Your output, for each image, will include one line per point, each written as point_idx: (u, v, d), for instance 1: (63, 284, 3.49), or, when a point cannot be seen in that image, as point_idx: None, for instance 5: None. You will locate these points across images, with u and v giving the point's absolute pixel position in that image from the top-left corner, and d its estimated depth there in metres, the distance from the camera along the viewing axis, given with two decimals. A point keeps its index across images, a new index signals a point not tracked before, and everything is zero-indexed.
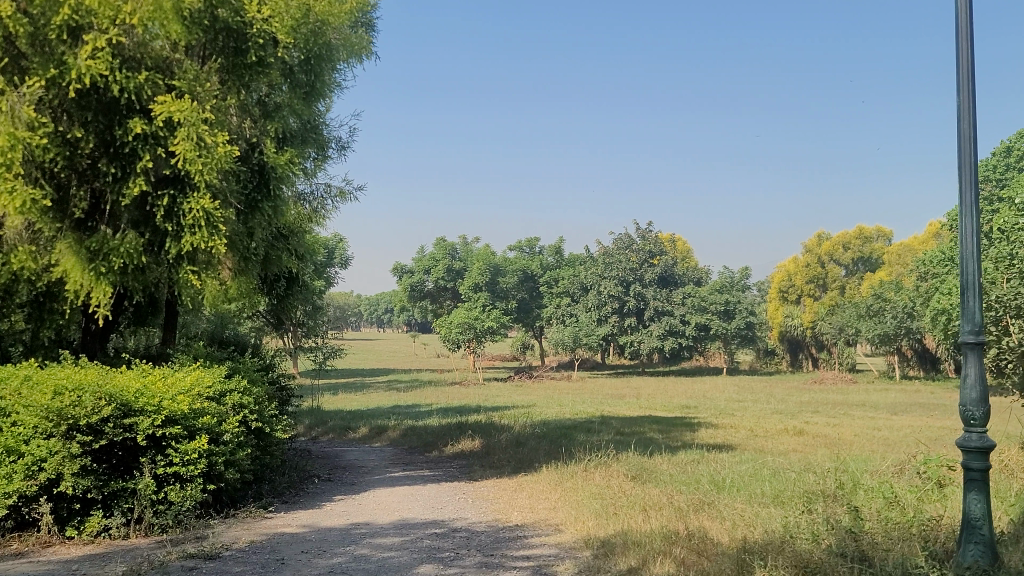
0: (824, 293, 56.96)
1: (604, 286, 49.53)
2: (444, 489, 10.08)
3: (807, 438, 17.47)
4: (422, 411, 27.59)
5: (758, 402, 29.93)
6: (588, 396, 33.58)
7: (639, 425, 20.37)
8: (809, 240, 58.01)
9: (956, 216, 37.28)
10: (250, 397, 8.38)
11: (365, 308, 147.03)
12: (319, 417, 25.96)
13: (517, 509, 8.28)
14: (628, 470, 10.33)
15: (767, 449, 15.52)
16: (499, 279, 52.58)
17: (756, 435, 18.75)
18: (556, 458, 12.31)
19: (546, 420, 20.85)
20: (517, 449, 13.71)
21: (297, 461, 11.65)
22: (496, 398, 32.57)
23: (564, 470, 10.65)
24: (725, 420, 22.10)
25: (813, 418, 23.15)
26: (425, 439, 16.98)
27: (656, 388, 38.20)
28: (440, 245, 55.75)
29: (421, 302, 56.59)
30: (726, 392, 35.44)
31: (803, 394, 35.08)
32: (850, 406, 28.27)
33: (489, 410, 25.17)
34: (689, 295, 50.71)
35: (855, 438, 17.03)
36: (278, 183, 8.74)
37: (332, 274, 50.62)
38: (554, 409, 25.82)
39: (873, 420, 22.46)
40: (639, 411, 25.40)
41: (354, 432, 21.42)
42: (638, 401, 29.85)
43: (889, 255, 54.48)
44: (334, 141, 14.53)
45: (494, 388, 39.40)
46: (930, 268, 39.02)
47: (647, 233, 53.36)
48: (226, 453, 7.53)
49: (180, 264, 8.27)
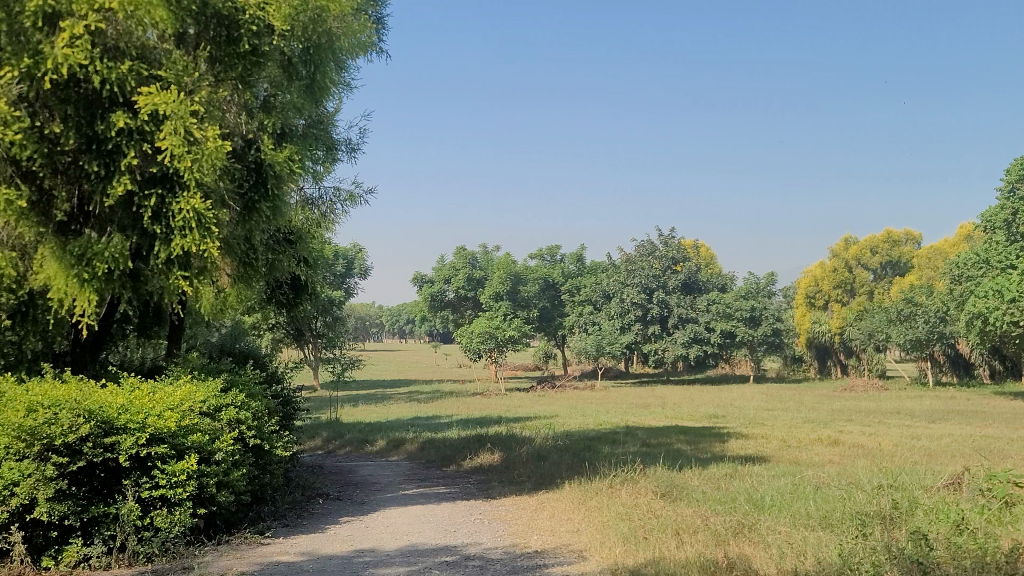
0: (852, 298, 55.73)
1: (627, 294, 48.75)
2: (458, 508, 9.42)
3: (843, 449, 16.67)
4: (442, 422, 26.97)
5: (787, 411, 29.05)
6: (613, 405, 32.83)
7: (665, 435, 19.60)
8: (835, 244, 56.80)
9: (989, 216, 36.13)
10: (248, 412, 7.78)
11: (388, 318, 146.96)
12: (337, 429, 25.41)
13: (537, 532, 7.62)
14: (657, 486, 9.60)
15: (801, 461, 14.75)
16: (520, 288, 52.04)
17: (789, 445, 17.93)
18: (580, 473, 11.62)
19: (568, 431, 20.15)
20: (538, 464, 13.00)
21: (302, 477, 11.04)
22: (518, 409, 31.93)
23: (588, 486, 9.96)
24: (755, 430, 21.26)
25: (847, 427, 22.26)
26: (443, 453, 16.33)
27: (682, 396, 37.34)
28: (460, 254, 55.23)
29: (442, 311, 56.08)
30: (754, 401, 34.49)
31: (834, 401, 34.06)
32: (884, 414, 27.29)
33: (510, 421, 24.53)
34: (714, 301, 49.69)
35: (894, 450, 16.19)
36: (276, 182, 8.17)
37: (352, 286, 50.63)
38: (577, 420, 25.11)
39: (910, 429, 21.52)
40: (665, 421, 24.63)
41: (372, 445, 20.85)
42: (663, 411, 29.09)
43: (918, 259, 53.15)
44: (344, 143, 13.99)
45: (515, 399, 38.71)
46: (963, 271, 37.88)
47: (670, 239, 52.45)
48: (218, 474, 6.93)
49: (171, 269, 7.71)
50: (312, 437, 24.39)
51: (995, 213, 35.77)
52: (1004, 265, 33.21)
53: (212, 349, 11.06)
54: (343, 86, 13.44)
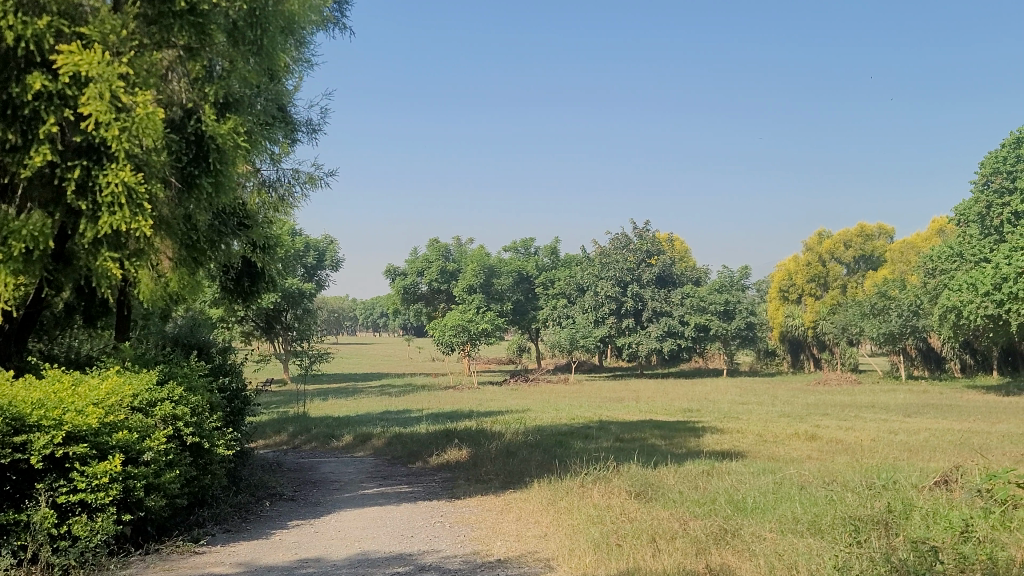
0: (825, 292, 55.62)
1: (602, 287, 48.30)
2: (418, 510, 8.80)
3: (821, 445, 16.28)
4: (411, 416, 26.34)
5: (762, 405, 28.72)
6: (587, 399, 32.35)
7: (639, 430, 19.08)
8: (809, 238, 56.55)
9: (962, 210, 36.06)
10: (187, 407, 7.11)
11: (361, 312, 145.52)
12: (302, 424, 24.65)
13: (501, 537, 7.01)
14: (631, 486, 9.02)
15: (779, 458, 14.30)
16: (494, 281, 51.55)
17: (766, 441, 17.46)
18: (549, 471, 11.04)
19: (540, 425, 19.58)
20: (507, 461, 12.39)
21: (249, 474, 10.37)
22: (490, 403, 31.37)
23: (557, 485, 9.38)
24: (730, 425, 20.83)
25: (823, 421, 21.87)
26: (410, 449, 15.67)
27: (656, 390, 36.92)
28: (433, 247, 54.49)
29: (415, 304, 55.31)
30: (728, 395, 34.12)
31: (809, 395, 33.81)
32: (859, 408, 27.00)
33: (480, 415, 23.92)
34: (688, 295, 49.32)
35: (873, 445, 15.79)
36: (218, 155, 7.49)
37: (323, 278, 49.96)
38: (549, 414, 24.56)
39: (887, 423, 21.17)
40: (640, 415, 24.15)
41: (338, 440, 20.14)
42: (637, 405, 28.66)
43: (890, 253, 53.14)
44: (303, 124, 13.27)
45: (488, 393, 38.09)
46: (937, 265, 37.83)
47: (644, 233, 52.02)
48: (150, 475, 6.27)
49: (99, 250, 7.00)
50: (276, 432, 23.64)
51: (968, 207, 35.68)
52: (977, 259, 33.11)
53: (164, 335, 10.42)
54: (298, 61, 12.71)
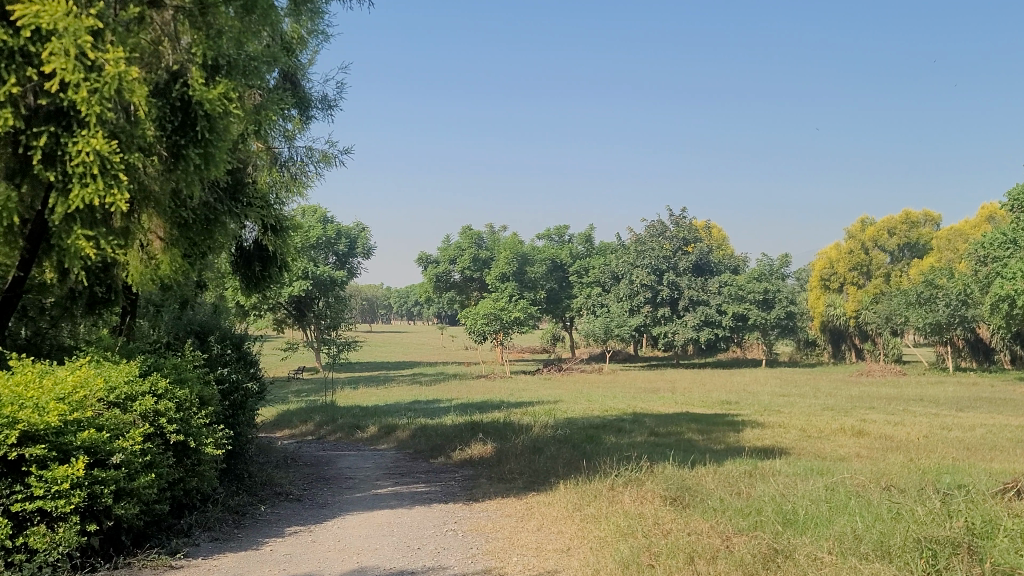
0: (868, 281, 53.99)
1: (637, 275, 47.46)
2: (431, 514, 8.06)
3: (870, 442, 15.37)
4: (440, 407, 25.74)
5: (803, 397, 27.67)
6: (621, 390, 31.49)
7: (675, 424, 18.21)
8: (851, 225, 54.82)
9: (1016, 194, 34.50)
10: (171, 402, 6.43)
11: (396, 300, 145.44)
12: (329, 413, 24.17)
13: (518, 550, 6.26)
14: (666, 489, 8.20)
15: (825, 456, 13.44)
16: (526, 269, 50.89)
17: (809, 436, 16.51)
18: (577, 470, 10.26)
19: (571, 418, 18.86)
20: (533, 458, 11.63)
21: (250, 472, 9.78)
22: (522, 393, 30.66)
23: (584, 488, 8.61)
24: (771, 418, 19.90)
25: (869, 415, 20.84)
26: (433, 443, 14.96)
27: (693, 381, 36.04)
28: (466, 234, 53.78)
29: (447, 293, 54.73)
30: (768, 386, 33.07)
31: (852, 388, 32.64)
32: (906, 401, 25.86)
33: (510, 406, 23.21)
34: (726, 283, 48.09)
35: (928, 443, 14.81)
36: (207, 121, 6.76)
37: (355, 267, 49.55)
38: (581, 405, 23.78)
39: (937, 418, 20.10)
40: (676, 407, 23.31)
41: (362, 431, 19.55)
42: (673, 396, 27.76)
43: (937, 241, 51.30)
44: (319, 100, 12.56)
45: (520, 382, 37.43)
46: (987, 253, 36.34)
47: (681, 220, 50.86)
48: (122, 478, 5.60)
49: (71, 226, 6.31)
50: (302, 422, 23.16)
51: (1023, 192, 34.14)
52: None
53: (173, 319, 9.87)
54: (311, 33, 12.14)
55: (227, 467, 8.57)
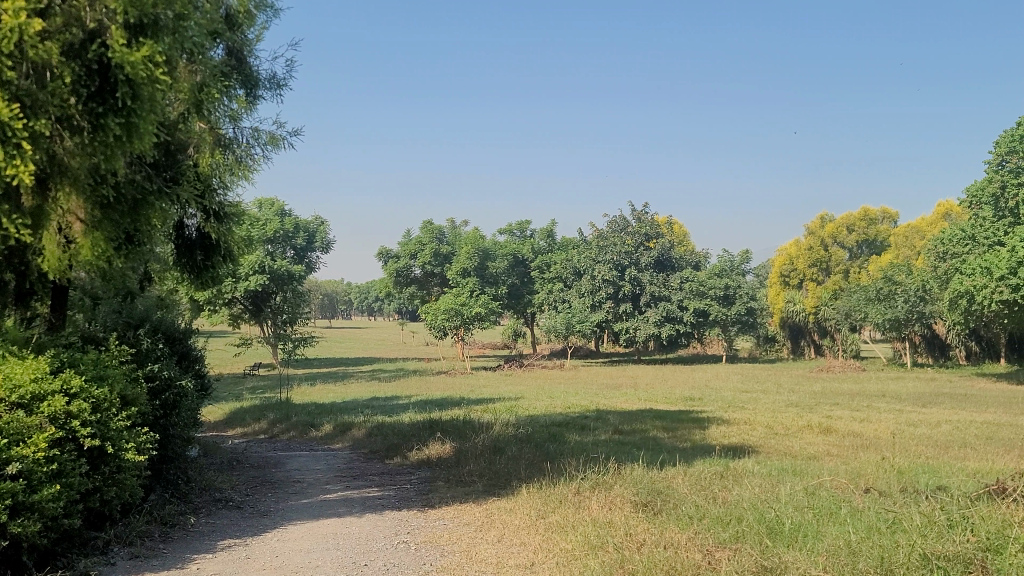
0: (827, 277, 54.14)
1: (598, 271, 47.03)
2: (382, 523, 7.42)
3: (839, 439, 15.06)
4: (398, 404, 25.02)
5: (766, 393, 27.42)
6: (583, 386, 31.00)
7: (639, 421, 17.71)
8: (811, 221, 54.92)
9: (975, 191, 34.62)
10: (88, 403, 5.69)
11: (357, 296, 143.85)
12: (283, 411, 23.32)
13: (477, 566, 5.68)
14: (637, 493, 7.67)
15: (794, 455, 13.06)
16: (488, 264, 50.27)
17: (776, 433, 16.15)
18: (542, 471, 9.69)
19: (533, 415, 18.28)
20: (493, 458, 11.03)
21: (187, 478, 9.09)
22: (483, 389, 30.04)
23: (549, 493, 8.04)
24: (737, 415, 19.52)
25: (835, 412, 20.56)
26: (390, 442, 14.24)
27: (654, 377, 35.73)
28: (427, 229, 53.00)
29: (408, 288, 53.83)
30: (730, 382, 32.80)
31: (814, 383, 32.47)
32: (870, 397, 25.68)
33: (471, 403, 22.58)
34: (687, 279, 47.83)
35: (896, 441, 14.53)
36: (127, 86, 6.03)
37: (313, 261, 48.43)
38: (544, 402, 23.24)
39: (903, 414, 19.87)
40: (640, 404, 22.90)
41: (317, 430, 18.76)
42: (636, 393, 27.34)
43: (894, 237, 51.58)
44: (267, 80, 11.74)
45: (481, 378, 36.81)
46: (946, 249, 36.36)
47: (643, 215, 50.61)
48: (20, 492, 4.90)
49: None
50: (255, 421, 22.29)
51: (981, 188, 34.27)
52: (991, 242, 31.77)
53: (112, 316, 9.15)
54: (260, 7, 11.31)
55: (158, 472, 7.85)
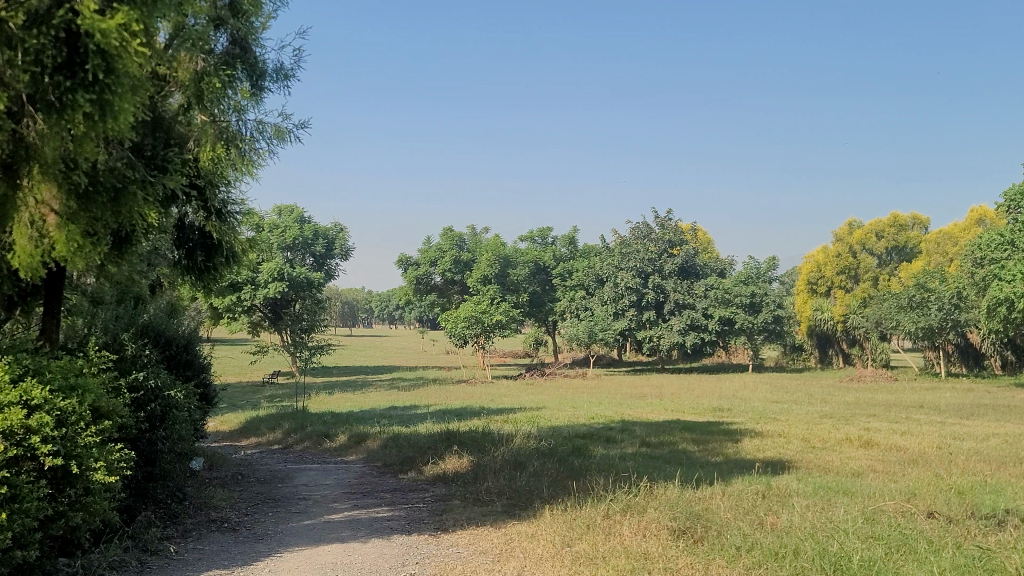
0: (856, 284, 52.90)
1: (621, 278, 46.11)
2: (389, 550, 6.64)
3: (881, 454, 14.18)
4: (417, 413, 24.33)
5: (796, 403, 26.47)
6: (606, 396, 30.13)
7: (667, 433, 16.85)
8: (839, 228, 53.67)
9: (1013, 195, 33.49)
10: (50, 418, 4.96)
11: (376, 304, 143.43)
12: (298, 420, 22.62)
13: None
14: (674, 517, 6.87)
15: (835, 470, 12.22)
16: (509, 271, 49.60)
17: (813, 447, 15.26)
18: (566, 490, 8.91)
19: (555, 426, 17.46)
20: (514, 473, 10.27)
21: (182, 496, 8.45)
22: (502, 399, 29.26)
23: (575, 517, 7.24)
24: (770, 427, 18.62)
25: (872, 424, 19.58)
26: (405, 455, 13.51)
27: (680, 386, 34.78)
28: (447, 236, 52.46)
29: (428, 295, 53.21)
30: (759, 392, 31.80)
31: (847, 393, 31.39)
32: (907, 408, 24.63)
33: (490, 413, 21.76)
34: (712, 286, 46.85)
35: (943, 456, 13.64)
36: (99, 57, 5.34)
37: (333, 267, 47.87)
38: (567, 411, 22.41)
39: (945, 426, 18.90)
40: (667, 414, 22.02)
41: (331, 440, 18.04)
42: (661, 403, 26.49)
43: (925, 244, 50.30)
44: (275, 72, 11.08)
45: (502, 387, 36.00)
46: (983, 255, 35.12)
47: (667, 221, 49.73)
48: None
49: None
50: (270, 430, 21.66)
51: (1020, 192, 33.11)
52: None
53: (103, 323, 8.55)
54: None
55: (144, 491, 7.11)
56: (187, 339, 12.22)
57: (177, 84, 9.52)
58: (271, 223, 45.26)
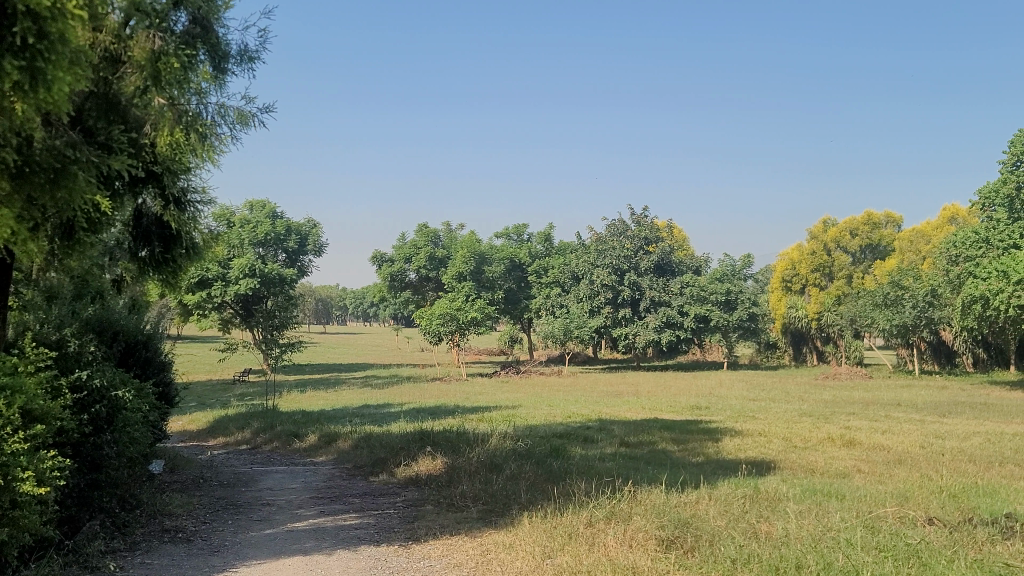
0: (830, 282, 52.93)
1: (597, 275, 45.73)
2: (355, 564, 6.12)
3: (865, 454, 13.86)
4: (389, 412, 23.75)
5: (774, 401, 26.20)
6: (582, 394, 29.71)
7: (645, 432, 16.42)
8: (813, 226, 53.66)
9: (987, 193, 33.47)
10: None
11: (350, 301, 142.00)
12: (267, 419, 21.95)
13: None
14: (662, 525, 6.44)
15: (820, 471, 11.87)
16: (484, 268, 49.10)
17: (795, 447, 14.94)
18: (545, 496, 8.43)
19: (531, 426, 16.97)
20: (489, 476, 9.78)
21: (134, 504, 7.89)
22: (477, 397, 28.71)
23: (556, 526, 6.79)
24: (750, 426, 18.28)
25: (852, 422, 19.31)
26: (376, 456, 12.95)
27: (656, 384, 34.41)
28: (422, 232, 51.83)
29: (402, 292, 52.54)
30: (735, 389, 31.53)
31: (824, 390, 31.23)
32: (884, 406, 24.41)
33: (465, 412, 21.23)
34: (687, 284, 46.58)
35: (928, 456, 13.34)
36: (28, 20, 4.78)
37: (306, 264, 47.02)
38: (542, 410, 21.95)
39: (925, 425, 18.66)
40: (645, 413, 21.62)
41: (300, 440, 17.45)
42: (638, 401, 26.09)
43: (899, 242, 50.41)
44: (238, 54, 10.50)
45: (477, 385, 35.49)
46: (958, 252, 35.12)
47: (643, 219, 49.41)
48: None
49: None
50: (238, 429, 20.99)
51: (994, 189, 33.06)
52: (1006, 245, 30.63)
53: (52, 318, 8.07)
54: None
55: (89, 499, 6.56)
56: (147, 336, 11.77)
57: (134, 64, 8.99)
58: (242, 218, 44.36)
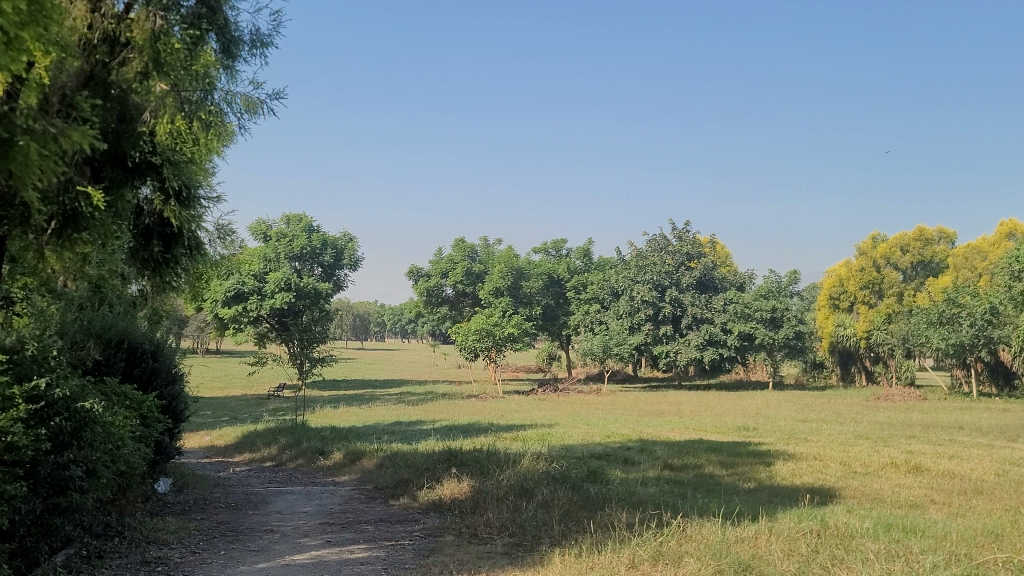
0: (880, 300, 51.00)
1: (637, 291, 44.66)
2: None
3: (937, 482, 12.56)
4: (422, 429, 22.82)
5: (828, 423, 24.74)
6: (622, 413, 28.57)
7: (692, 455, 15.28)
8: (861, 242, 51.97)
9: None
10: None
11: (389, 318, 141.73)
12: (296, 434, 21.14)
13: None
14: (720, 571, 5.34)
15: (889, 501, 10.65)
16: (522, 284, 48.22)
17: (856, 472, 13.69)
18: (579, 530, 7.38)
19: (569, 446, 15.90)
20: (520, 502, 8.76)
21: (116, 531, 7.02)
22: (513, 415, 27.64)
23: (591, 567, 5.74)
24: (804, 449, 17.01)
25: (914, 447, 17.91)
26: (398, 477, 12.00)
27: (699, 404, 33.14)
28: (459, 247, 51.15)
29: (439, 308, 51.84)
30: (783, 410, 30.13)
31: (877, 412, 29.65)
32: (946, 429, 22.87)
33: (501, 431, 20.22)
34: (731, 301, 45.07)
35: (1009, 485, 12.02)
36: None
37: (342, 279, 46.55)
38: (580, 429, 20.81)
39: (995, 451, 17.23)
40: (690, 434, 20.40)
41: (325, 458, 16.62)
42: (683, 421, 24.85)
43: (953, 258, 48.38)
44: (251, 38, 9.69)
45: (513, 403, 34.49)
46: (1019, 267, 33.32)
47: (684, 234, 48.08)
48: None
49: None
50: (265, 446, 20.21)
51: None
52: None
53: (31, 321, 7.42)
54: None
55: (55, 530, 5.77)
56: (154, 343, 11.12)
57: (134, 48, 8.30)
58: (278, 232, 43.99)
